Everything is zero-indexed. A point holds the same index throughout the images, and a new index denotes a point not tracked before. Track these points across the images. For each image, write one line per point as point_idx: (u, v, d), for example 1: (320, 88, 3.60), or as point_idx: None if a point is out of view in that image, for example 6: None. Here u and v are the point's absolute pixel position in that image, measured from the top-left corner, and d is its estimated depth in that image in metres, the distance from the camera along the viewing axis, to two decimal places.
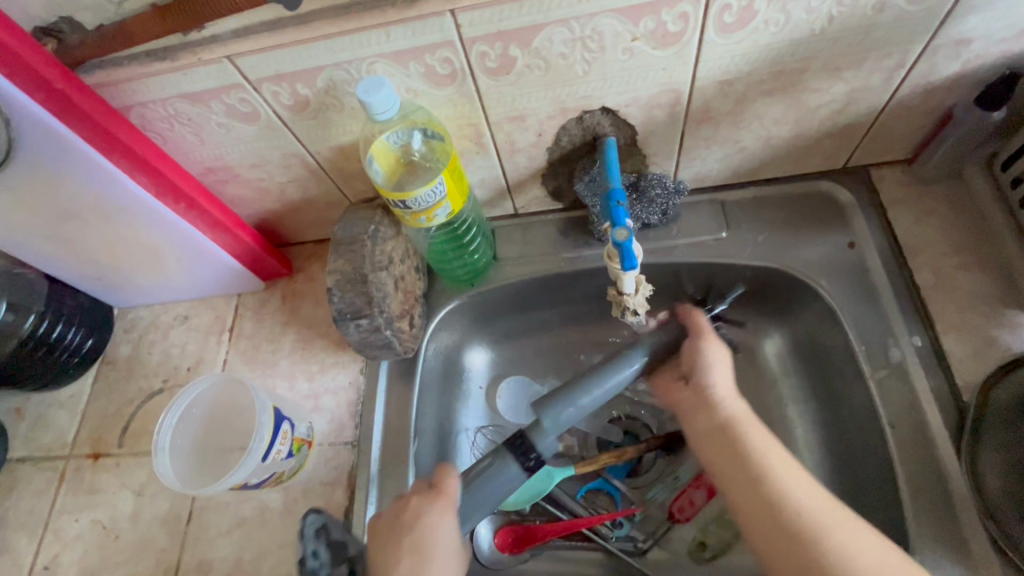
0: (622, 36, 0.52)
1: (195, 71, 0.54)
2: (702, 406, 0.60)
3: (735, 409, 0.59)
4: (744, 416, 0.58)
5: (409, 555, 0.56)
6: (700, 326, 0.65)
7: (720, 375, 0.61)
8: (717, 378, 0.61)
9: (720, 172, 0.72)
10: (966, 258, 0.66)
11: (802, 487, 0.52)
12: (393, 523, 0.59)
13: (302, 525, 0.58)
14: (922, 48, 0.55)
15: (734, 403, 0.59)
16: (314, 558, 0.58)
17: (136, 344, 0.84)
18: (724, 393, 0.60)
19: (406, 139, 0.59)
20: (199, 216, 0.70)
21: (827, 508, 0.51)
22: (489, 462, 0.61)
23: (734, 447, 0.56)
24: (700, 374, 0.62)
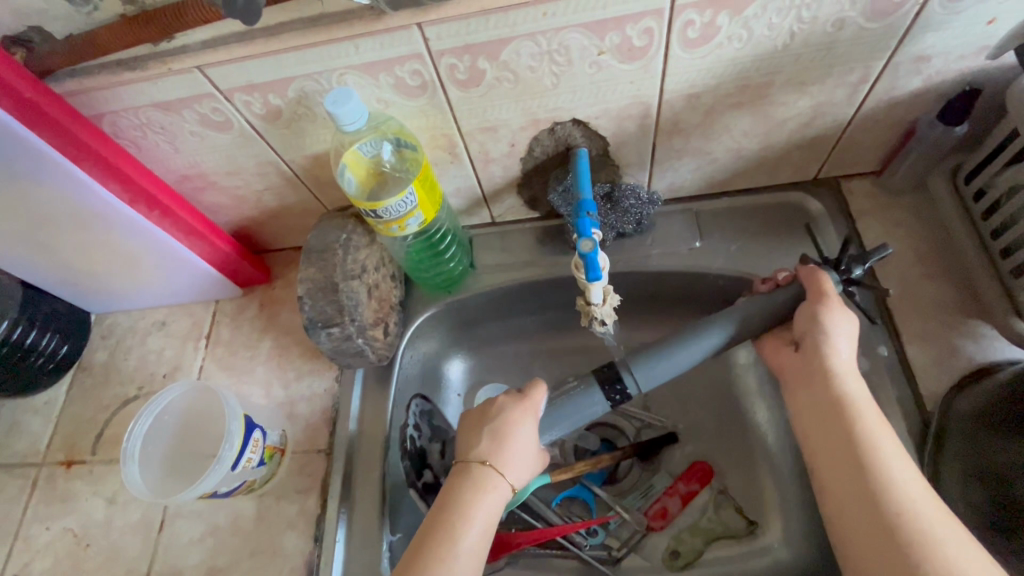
0: (589, 50, 0.53)
1: (166, 81, 0.55)
2: (813, 377, 0.56)
3: (852, 386, 0.55)
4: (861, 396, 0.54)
5: (487, 442, 0.60)
6: (827, 289, 0.58)
7: (842, 347, 0.57)
8: (840, 351, 0.56)
9: (693, 182, 0.73)
10: (932, 268, 0.67)
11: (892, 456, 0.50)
12: (479, 417, 0.63)
13: (408, 403, 0.75)
14: (884, 64, 0.56)
15: (851, 379, 0.55)
16: (414, 430, 0.74)
17: (112, 350, 0.84)
18: (842, 367, 0.56)
19: (378, 150, 0.60)
20: (173, 223, 0.70)
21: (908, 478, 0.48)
22: (577, 384, 0.66)
23: (841, 425, 0.52)
24: (811, 343, 0.58)
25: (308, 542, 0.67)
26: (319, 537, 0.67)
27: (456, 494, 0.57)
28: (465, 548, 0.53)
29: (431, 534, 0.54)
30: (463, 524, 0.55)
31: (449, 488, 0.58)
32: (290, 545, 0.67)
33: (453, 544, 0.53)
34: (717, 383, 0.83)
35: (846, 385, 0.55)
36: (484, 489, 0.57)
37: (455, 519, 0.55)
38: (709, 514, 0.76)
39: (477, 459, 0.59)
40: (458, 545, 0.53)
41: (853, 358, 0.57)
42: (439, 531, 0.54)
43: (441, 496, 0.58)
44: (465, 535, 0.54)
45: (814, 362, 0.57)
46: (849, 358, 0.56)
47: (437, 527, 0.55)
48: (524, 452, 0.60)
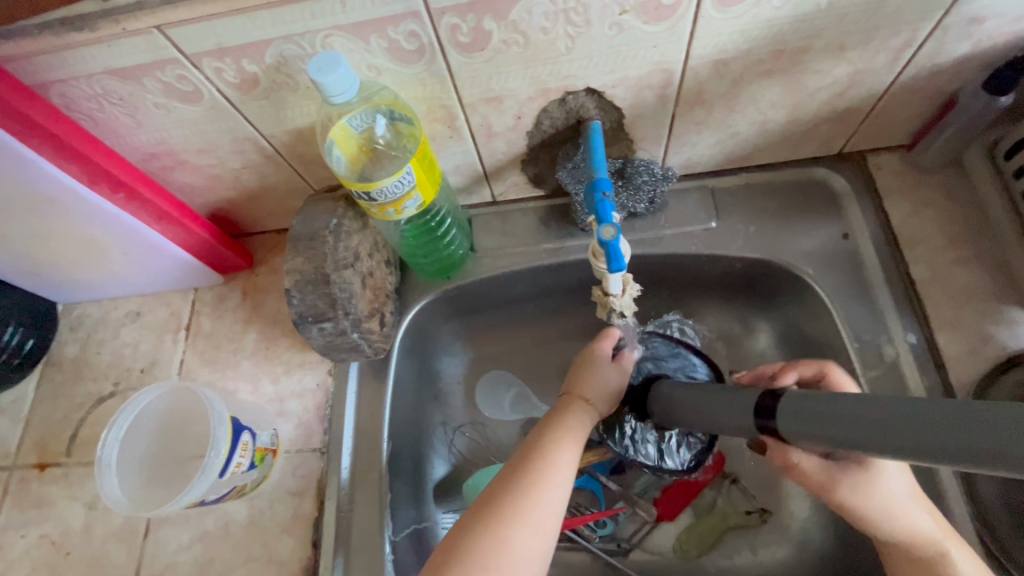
0: (609, 8, 0.47)
1: (120, 44, 0.47)
2: (906, 554, 0.51)
3: (957, 552, 0.50)
4: (963, 562, 0.50)
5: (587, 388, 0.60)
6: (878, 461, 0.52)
7: (922, 519, 0.51)
8: (920, 520, 0.51)
9: (711, 158, 0.68)
10: (962, 251, 0.63)
11: None
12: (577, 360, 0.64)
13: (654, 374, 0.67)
14: (933, 26, 0.51)
15: (954, 549, 0.50)
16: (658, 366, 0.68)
17: (83, 344, 0.78)
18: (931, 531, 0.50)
19: (370, 123, 0.53)
20: (141, 207, 0.63)
21: None
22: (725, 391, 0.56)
23: None
24: (880, 518, 0.51)
25: (306, 547, 0.63)
26: (317, 542, 0.63)
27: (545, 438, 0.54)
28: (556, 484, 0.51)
29: (520, 477, 0.50)
30: (557, 444, 0.53)
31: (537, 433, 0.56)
32: (286, 550, 0.64)
33: (541, 482, 0.50)
34: None
35: (952, 559, 0.50)
36: (572, 429, 0.55)
37: (541, 461, 0.52)
38: (722, 504, 0.74)
39: (566, 401, 0.59)
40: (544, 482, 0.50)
41: (936, 522, 0.51)
42: (532, 459, 0.52)
43: (528, 443, 0.54)
44: (558, 464, 0.52)
45: (897, 540, 0.51)
46: (932, 521, 0.51)
47: (523, 469, 0.51)
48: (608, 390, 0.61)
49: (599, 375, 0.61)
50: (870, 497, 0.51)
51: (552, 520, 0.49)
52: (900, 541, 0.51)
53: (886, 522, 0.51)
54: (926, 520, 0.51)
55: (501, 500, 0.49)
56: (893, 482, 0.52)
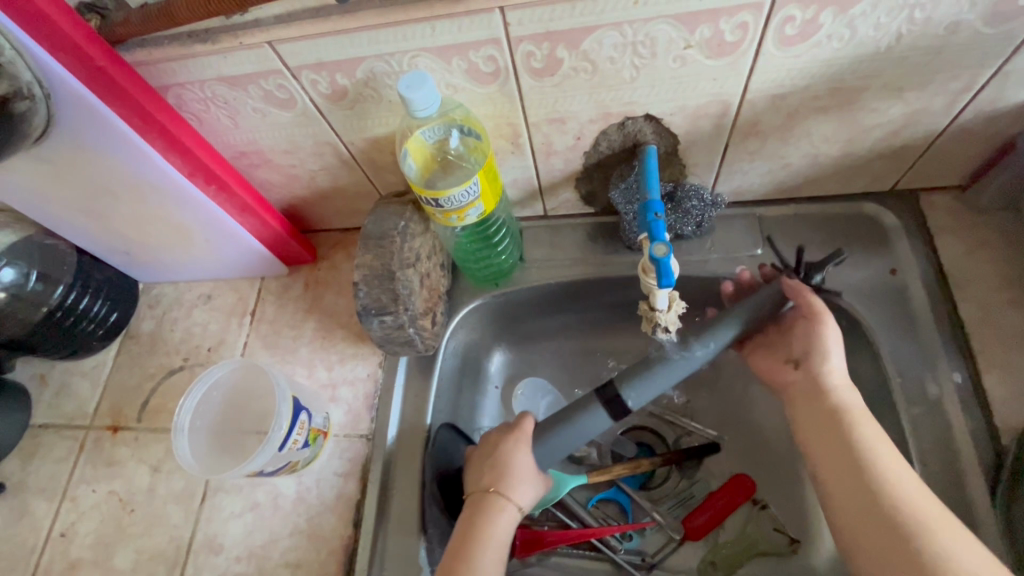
0: (675, 43, 0.50)
1: (235, 55, 0.54)
2: (822, 405, 0.59)
3: (845, 394, 0.58)
4: (871, 435, 0.55)
5: (488, 476, 0.62)
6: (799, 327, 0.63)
7: (837, 362, 0.60)
8: (836, 364, 0.60)
9: (761, 186, 0.70)
10: (1014, 294, 0.63)
11: (888, 460, 0.53)
12: (478, 461, 0.66)
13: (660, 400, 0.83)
14: (993, 73, 0.52)
15: (840, 387, 0.59)
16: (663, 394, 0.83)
17: (159, 320, 0.85)
18: (839, 379, 0.59)
19: (443, 136, 0.58)
20: (228, 199, 0.70)
21: (925, 505, 0.49)
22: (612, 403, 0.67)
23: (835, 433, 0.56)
24: (818, 358, 0.61)
25: (347, 526, 0.67)
26: (358, 522, 0.67)
27: (487, 465, 0.64)
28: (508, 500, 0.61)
29: (451, 560, 0.56)
30: (477, 546, 0.57)
31: (479, 468, 0.64)
32: (329, 526, 0.68)
33: (493, 506, 0.60)
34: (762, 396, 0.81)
35: (843, 394, 0.58)
36: (510, 449, 0.64)
37: (490, 486, 0.62)
38: (751, 530, 0.74)
39: (478, 498, 0.61)
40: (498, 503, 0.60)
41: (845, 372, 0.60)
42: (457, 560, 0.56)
43: (477, 474, 0.64)
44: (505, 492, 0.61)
45: (811, 373, 0.61)
46: (842, 368, 0.60)
47: (478, 500, 0.61)
48: (521, 470, 0.62)
49: (504, 462, 0.63)
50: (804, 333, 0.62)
51: None
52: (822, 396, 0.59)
53: (820, 366, 0.60)
54: (838, 370, 0.60)
55: None
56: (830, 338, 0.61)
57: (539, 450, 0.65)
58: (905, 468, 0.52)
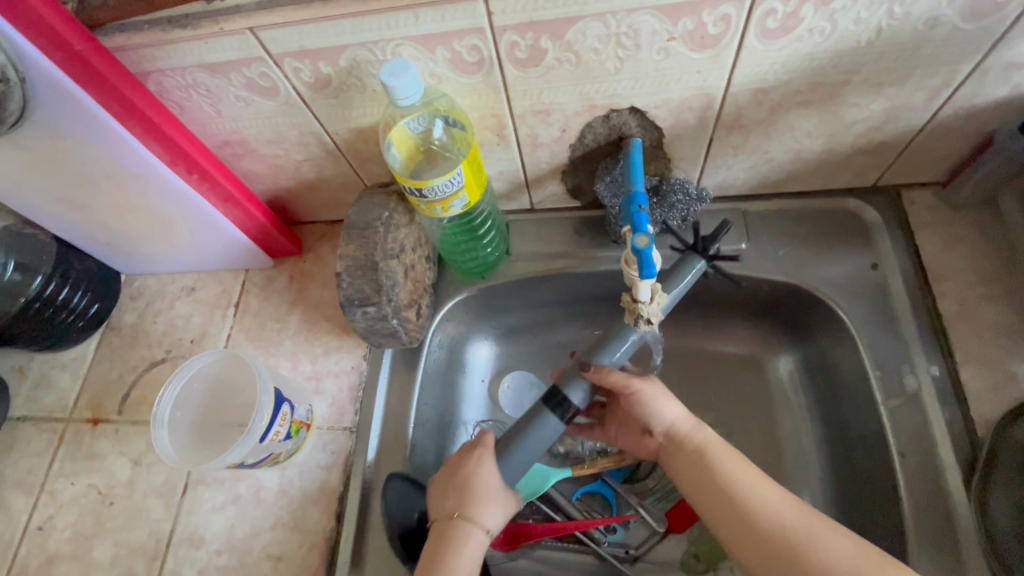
0: (659, 35, 0.50)
1: (216, 42, 0.53)
2: (682, 451, 0.60)
3: (700, 434, 0.60)
4: (729, 465, 0.57)
5: (453, 499, 0.60)
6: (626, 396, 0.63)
7: (670, 408, 0.62)
8: (672, 412, 0.62)
9: (745, 181, 0.70)
10: (991, 289, 0.64)
11: (758, 486, 0.54)
12: (445, 478, 0.62)
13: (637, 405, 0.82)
14: (971, 69, 0.53)
15: (695, 432, 0.60)
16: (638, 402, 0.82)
17: (141, 312, 0.84)
18: (684, 424, 0.61)
19: (427, 126, 0.58)
20: (211, 189, 0.69)
21: (798, 518, 0.51)
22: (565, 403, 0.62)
23: (699, 473, 0.57)
24: (653, 421, 0.62)
25: (330, 519, 0.67)
26: (341, 515, 0.67)
27: (449, 484, 0.61)
28: (473, 520, 0.59)
29: None
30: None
31: (444, 485, 0.62)
32: (312, 519, 0.67)
33: (456, 529, 0.58)
34: None
35: (702, 437, 0.60)
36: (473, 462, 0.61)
37: (453, 509, 0.59)
38: None
39: (444, 524, 0.59)
40: (461, 525, 0.58)
41: (684, 412, 0.62)
42: None
43: (442, 493, 0.61)
44: (468, 515, 0.59)
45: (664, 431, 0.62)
46: (678, 414, 0.62)
47: (439, 523, 0.59)
48: (489, 494, 0.59)
49: (470, 486, 0.60)
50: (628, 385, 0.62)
51: None
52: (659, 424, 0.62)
53: (648, 411, 0.62)
54: (678, 418, 0.61)
55: None
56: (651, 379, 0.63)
57: (504, 470, 0.60)
58: (769, 486, 0.54)
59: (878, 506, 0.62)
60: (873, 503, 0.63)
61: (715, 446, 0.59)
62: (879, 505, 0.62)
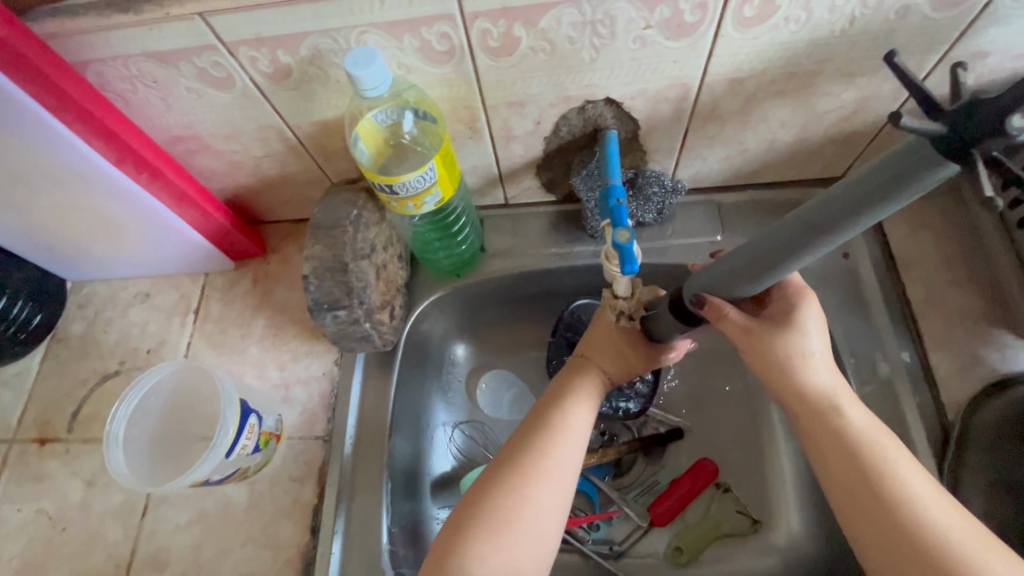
0: (635, 23, 0.49)
1: (162, 28, 0.49)
2: (827, 425, 0.50)
3: (853, 411, 0.51)
4: (892, 457, 0.48)
5: (567, 374, 0.60)
6: (768, 345, 0.51)
7: (824, 376, 0.51)
8: (822, 379, 0.51)
9: (720, 172, 0.70)
10: (957, 274, 0.65)
11: (915, 484, 0.47)
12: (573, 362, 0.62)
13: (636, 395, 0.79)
14: (939, 58, 0.53)
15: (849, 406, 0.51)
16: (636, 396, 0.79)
17: (90, 321, 0.78)
18: (830, 393, 0.51)
19: (396, 119, 0.55)
20: (163, 188, 0.64)
21: (965, 532, 0.44)
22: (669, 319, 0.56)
23: (847, 455, 0.49)
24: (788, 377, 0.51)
25: (304, 532, 0.64)
26: (316, 528, 0.64)
27: (553, 394, 0.58)
28: (575, 430, 0.55)
29: (494, 490, 0.51)
30: (545, 457, 0.53)
31: (549, 394, 0.59)
32: (285, 534, 0.64)
33: (557, 440, 0.54)
34: (724, 381, 0.82)
35: (844, 414, 0.51)
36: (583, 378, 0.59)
37: (553, 417, 0.56)
38: (713, 513, 0.75)
39: (552, 396, 0.58)
40: (563, 433, 0.54)
41: (835, 382, 0.52)
42: (497, 499, 0.50)
43: (541, 401, 0.58)
44: (570, 424, 0.55)
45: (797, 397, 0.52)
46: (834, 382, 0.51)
47: (533, 427, 0.55)
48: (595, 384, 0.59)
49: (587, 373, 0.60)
50: (773, 343, 0.51)
51: (528, 531, 0.50)
52: (802, 384, 0.51)
53: (801, 374, 0.51)
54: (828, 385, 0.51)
55: (470, 521, 0.50)
56: (811, 340, 0.51)
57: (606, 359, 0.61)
58: (933, 490, 0.47)
59: None
60: None
61: (869, 432, 0.50)
62: None
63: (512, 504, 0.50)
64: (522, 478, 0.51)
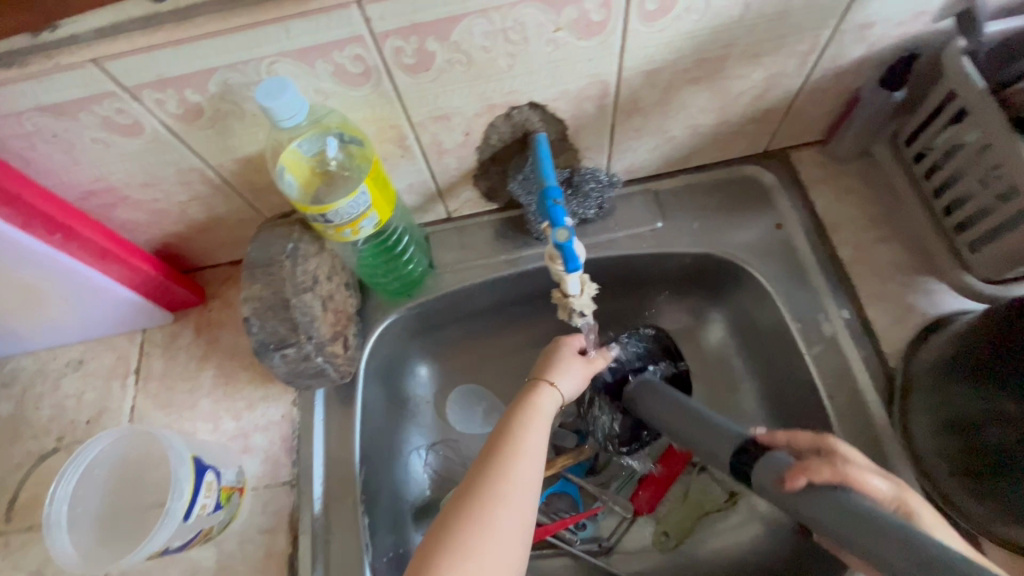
0: (545, 27, 0.50)
1: (54, 79, 0.46)
2: None
3: None
4: None
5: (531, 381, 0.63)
6: None
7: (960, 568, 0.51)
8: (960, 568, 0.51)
9: (651, 162, 0.72)
10: (881, 230, 0.69)
11: None
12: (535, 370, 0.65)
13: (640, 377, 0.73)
14: (832, 33, 0.57)
15: None
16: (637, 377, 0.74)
17: (18, 400, 0.72)
18: None
19: (320, 147, 0.54)
20: (80, 247, 0.60)
21: None
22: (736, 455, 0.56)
23: None
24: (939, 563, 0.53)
25: None
26: None
27: (511, 423, 0.57)
28: (532, 455, 0.54)
29: (467, 493, 0.50)
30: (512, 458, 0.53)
31: (506, 418, 0.58)
32: None
33: (516, 466, 0.52)
34: None
35: None
36: (540, 406, 0.59)
37: (512, 442, 0.54)
38: (694, 492, 0.76)
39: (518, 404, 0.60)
40: (520, 458, 0.53)
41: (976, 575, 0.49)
42: (472, 499, 0.49)
43: (497, 430, 0.57)
44: (526, 446, 0.54)
45: None
46: None
47: (492, 454, 0.53)
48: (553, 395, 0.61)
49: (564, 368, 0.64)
50: None
51: (503, 531, 0.48)
52: None
53: None
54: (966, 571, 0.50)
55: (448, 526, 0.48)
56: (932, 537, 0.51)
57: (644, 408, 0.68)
58: None
59: None
60: None
61: None
62: None
63: (473, 530, 0.47)
64: (485, 496, 0.49)
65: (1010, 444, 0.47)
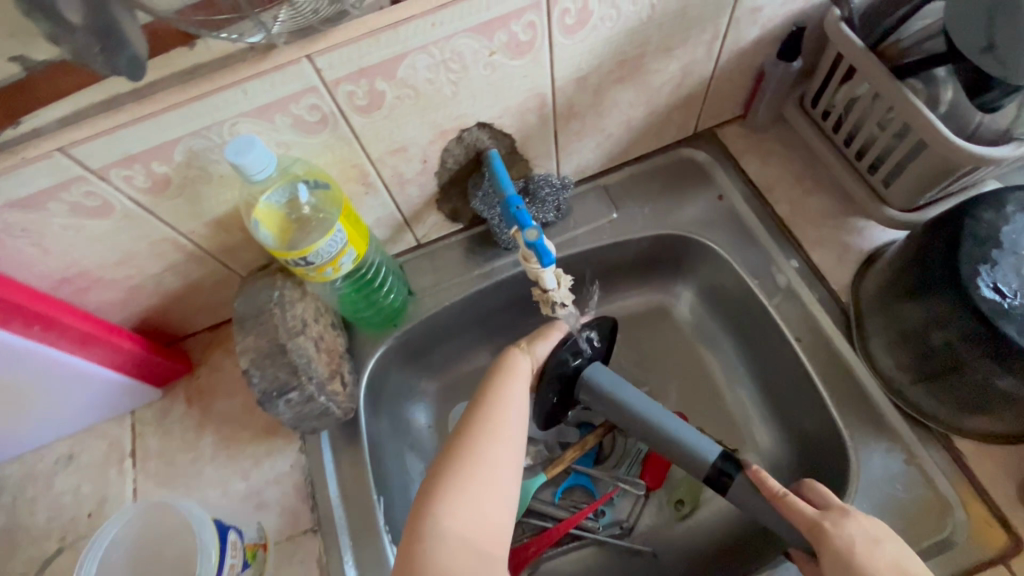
0: (480, 53, 0.55)
1: (20, 173, 0.47)
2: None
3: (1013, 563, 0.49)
4: None
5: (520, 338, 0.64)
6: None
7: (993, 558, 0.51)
8: None
9: (596, 160, 0.78)
10: (808, 184, 0.77)
11: None
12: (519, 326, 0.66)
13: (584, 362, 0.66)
14: (728, 21, 0.64)
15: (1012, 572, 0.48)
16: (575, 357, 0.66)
17: (9, 510, 0.69)
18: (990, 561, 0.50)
19: (291, 195, 0.58)
20: (61, 336, 0.60)
21: None
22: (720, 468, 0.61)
23: None
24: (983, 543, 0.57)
25: None
26: None
27: (493, 387, 0.59)
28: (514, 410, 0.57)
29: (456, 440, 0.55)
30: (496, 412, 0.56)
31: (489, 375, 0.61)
32: None
33: (502, 425, 0.55)
34: None
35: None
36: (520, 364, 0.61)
37: (495, 409, 0.56)
38: None
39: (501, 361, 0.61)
40: (505, 418, 0.56)
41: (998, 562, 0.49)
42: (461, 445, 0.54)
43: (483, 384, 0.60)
44: (509, 401, 0.57)
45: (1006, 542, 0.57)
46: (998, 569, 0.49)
47: (472, 446, 0.53)
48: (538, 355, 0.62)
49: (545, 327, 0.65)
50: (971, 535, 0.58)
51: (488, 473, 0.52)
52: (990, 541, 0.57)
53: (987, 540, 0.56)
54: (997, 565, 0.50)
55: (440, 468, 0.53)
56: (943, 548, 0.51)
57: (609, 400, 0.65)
58: None
59: (796, 390, 0.71)
60: (794, 390, 0.72)
61: None
62: (797, 389, 0.71)
63: (473, 491, 0.51)
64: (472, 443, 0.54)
65: (950, 346, 0.54)
